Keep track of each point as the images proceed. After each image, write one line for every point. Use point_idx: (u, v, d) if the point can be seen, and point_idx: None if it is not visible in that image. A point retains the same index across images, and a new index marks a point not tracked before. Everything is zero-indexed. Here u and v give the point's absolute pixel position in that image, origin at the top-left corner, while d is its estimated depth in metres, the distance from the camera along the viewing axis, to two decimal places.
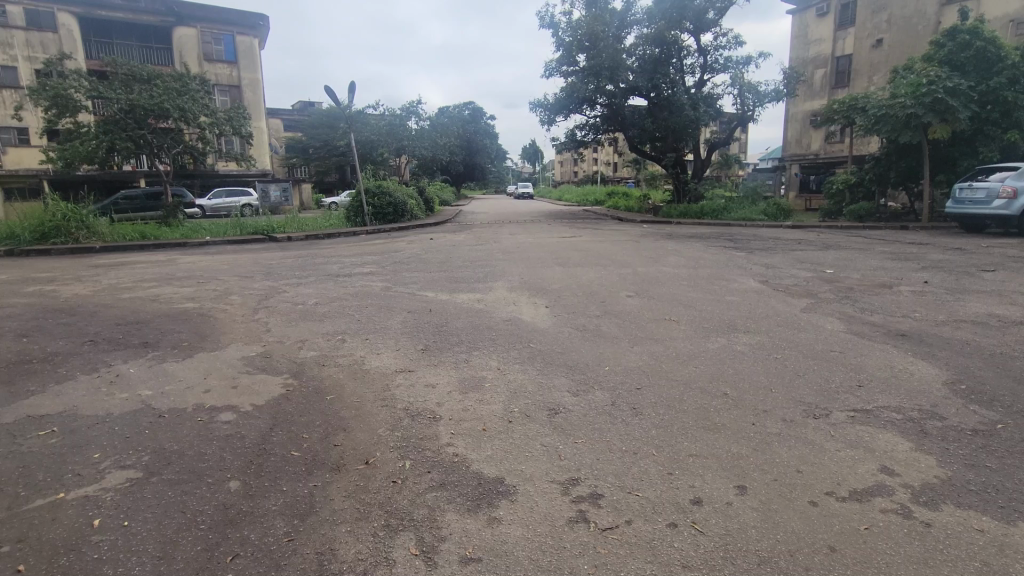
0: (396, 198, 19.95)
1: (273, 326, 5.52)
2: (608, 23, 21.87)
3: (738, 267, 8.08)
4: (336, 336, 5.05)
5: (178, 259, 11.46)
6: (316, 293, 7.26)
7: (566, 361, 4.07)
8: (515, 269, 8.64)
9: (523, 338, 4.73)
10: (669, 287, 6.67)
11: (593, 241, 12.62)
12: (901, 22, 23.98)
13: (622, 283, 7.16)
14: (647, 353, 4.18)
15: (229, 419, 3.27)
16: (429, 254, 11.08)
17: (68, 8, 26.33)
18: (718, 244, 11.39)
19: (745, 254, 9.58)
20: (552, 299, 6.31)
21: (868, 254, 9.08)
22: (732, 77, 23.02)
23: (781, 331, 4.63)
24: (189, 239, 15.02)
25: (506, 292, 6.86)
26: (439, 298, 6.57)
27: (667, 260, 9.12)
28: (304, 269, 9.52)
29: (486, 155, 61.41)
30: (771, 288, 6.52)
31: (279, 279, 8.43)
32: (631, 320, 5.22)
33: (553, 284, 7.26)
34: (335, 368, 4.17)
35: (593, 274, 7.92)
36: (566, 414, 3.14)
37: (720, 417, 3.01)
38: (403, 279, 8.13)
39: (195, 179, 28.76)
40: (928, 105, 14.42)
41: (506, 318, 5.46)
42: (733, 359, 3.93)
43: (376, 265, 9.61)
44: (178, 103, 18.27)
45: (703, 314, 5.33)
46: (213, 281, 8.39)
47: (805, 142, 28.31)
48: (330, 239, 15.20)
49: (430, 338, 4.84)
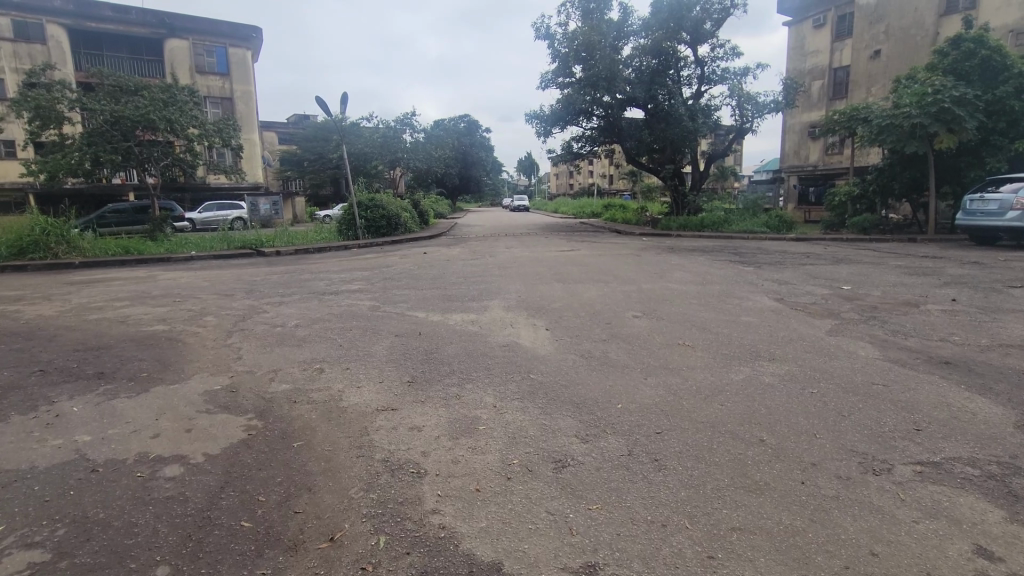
0: (390, 211, 19.51)
1: (245, 353, 4.99)
2: (605, 33, 21.56)
3: (749, 283, 7.62)
4: (313, 365, 4.53)
5: (159, 276, 10.93)
6: (298, 313, 6.74)
7: (571, 397, 3.56)
8: (512, 285, 8.16)
9: (523, 368, 4.22)
10: (678, 306, 6.19)
11: (593, 255, 12.18)
12: (899, 33, 23.79)
13: (628, 301, 6.68)
14: (664, 386, 3.68)
15: (174, 475, 2.74)
16: (422, 269, 10.59)
17: (57, 19, 25.97)
18: (724, 258, 10.93)
19: (754, 269, 9.13)
20: (553, 320, 5.83)
21: (883, 269, 8.64)
22: (730, 88, 22.76)
23: (810, 360, 4.13)
24: (174, 254, 14.50)
25: (503, 311, 6.37)
26: (431, 319, 6.07)
27: (672, 275, 8.65)
28: (289, 286, 9.01)
29: (482, 167, 61.24)
30: (788, 308, 6.04)
31: (261, 298, 7.91)
32: (641, 345, 4.72)
33: (553, 302, 6.78)
34: (308, 405, 3.64)
35: (596, 292, 7.44)
36: (576, 469, 2.63)
37: (761, 474, 2.51)
38: (393, 297, 7.63)
39: (185, 193, 28.29)
40: (934, 114, 14.09)
41: (503, 343, 4.96)
42: (763, 396, 3.43)
43: (366, 282, 9.10)
44: (164, 114, 17.81)
45: (721, 338, 4.83)
46: (190, 300, 7.87)
47: (804, 153, 28.06)
48: (320, 253, 14.71)
49: (419, 367, 4.34)
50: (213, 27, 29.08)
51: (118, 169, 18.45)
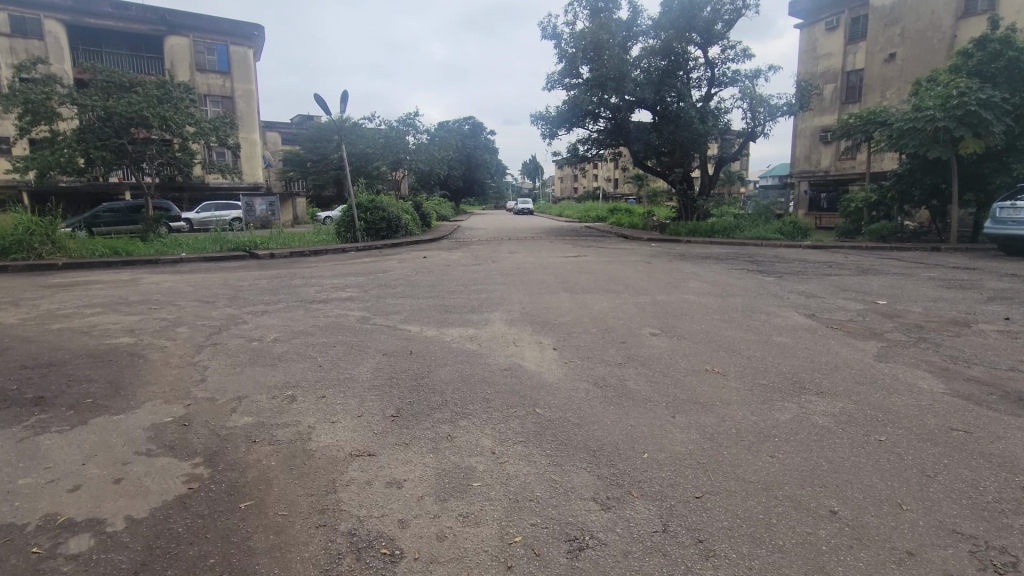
0: (390, 213, 18.91)
1: (210, 374, 4.38)
2: (614, 32, 20.95)
3: (772, 296, 7.02)
4: (285, 391, 3.92)
5: (144, 279, 10.37)
6: (279, 324, 6.13)
7: (586, 442, 2.94)
8: (515, 295, 7.56)
9: (528, 399, 3.60)
10: (699, 323, 5.57)
11: (600, 261, 11.57)
12: (915, 36, 23.15)
13: (643, 315, 6.07)
14: (697, 429, 3.05)
15: (80, 552, 2.14)
16: (421, 275, 10.01)
17: (56, 15, 25.49)
18: (740, 267, 10.32)
19: (775, 280, 8.51)
20: (560, 337, 5.21)
21: (916, 281, 8.00)
22: (742, 90, 22.16)
23: (866, 396, 3.50)
24: (163, 255, 13.94)
25: (505, 326, 5.76)
26: (425, 334, 5.47)
27: (688, 286, 8.03)
28: (277, 293, 8.42)
29: (487, 170, 60.76)
30: (823, 327, 5.41)
31: (243, 306, 7.32)
32: (665, 371, 4.11)
33: (560, 315, 6.19)
34: (268, 447, 3.03)
35: (606, 303, 6.86)
36: (597, 558, 2.01)
37: (845, 572, 1.89)
38: (386, 307, 7.02)
39: (184, 192, 27.83)
40: (959, 118, 13.45)
41: (504, 366, 4.34)
42: (822, 446, 2.81)
43: (359, 289, 8.52)
44: (159, 111, 17.26)
45: (755, 363, 4.21)
46: (168, 308, 7.28)
47: (814, 158, 27.42)
48: (316, 256, 14.15)
49: (407, 396, 3.72)
50: (214, 25, 28.58)
51: (111, 168, 17.92)
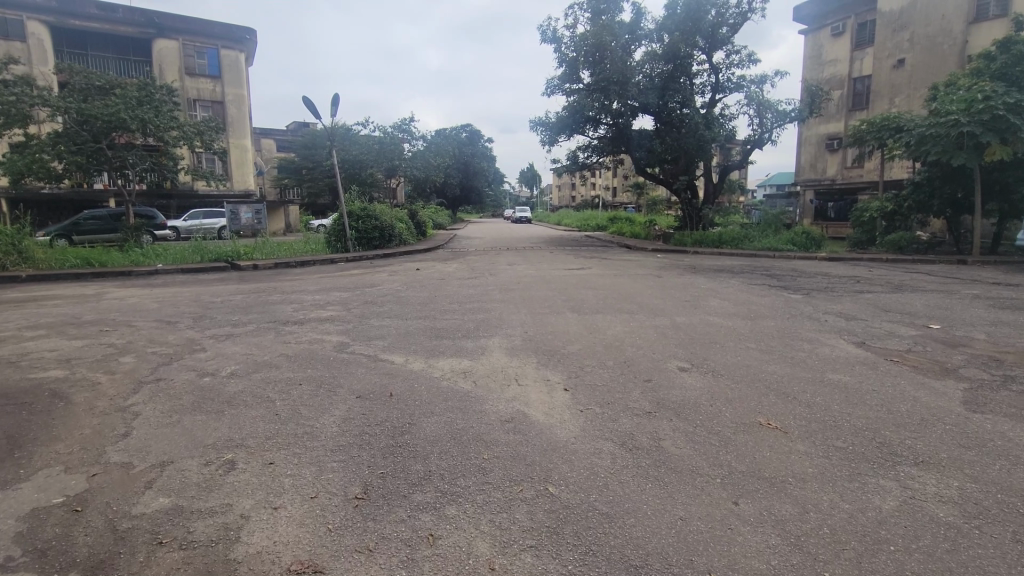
0: (382, 222, 18.08)
1: (138, 426, 3.50)
2: (617, 34, 20.19)
3: (810, 320, 6.19)
4: (223, 454, 3.04)
5: (109, 293, 9.52)
6: (241, 353, 5.26)
7: (624, 552, 2.08)
8: (515, 316, 6.72)
9: (536, 470, 2.75)
10: (733, 354, 4.74)
11: (606, 275, 10.78)
12: (925, 40, 22.50)
13: (667, 343, 5.22)
14: (775, 530, 2.20)
15: None
16: (412, 290, 9.18)
17: (39, 17, 24.71)
18: (759, 282, 9.49)
19: (803, 298, 7.70)
20: (571, 373, 4.35)
21: (963, 301, 7.20)
22: (747, 96, 21.48)
23: (983, 469, 2.64)
24: (137, 266, 13.09)
25: (505, 357, 4.92)
26: (410, 368, 4.62)
27: (709, 304, 7.20)
28: (251, 311, 7.59)
29: (484, 178, 60.05)
30: (880, 359, 4.57)
31: (207, 328, 6.44)
32: (708, 424, 3.26)
33: (569, 343, 5.34)
34: (177, 556, 2.16)
35: (621, 326, 6.02)
36: None
37: None
38: (368, 330, 6.16)
39: (171, 200, 27.02)
40: (985, 123, 12.70)
41: (506, 416, 3.49)
42: (967, 567, 1.95)
43: (343, 307, 7.68)
44: (138, 113, 16.41)
45: (824, 415, 3.34)
46: (122, 330, 6.41)
47: (820, 166, 26.74)
48: (302, 268, 13.30)
49: (382, 464, 2.85)
50: (204, 28, 27.79)
51: (90, 173, 17.10)
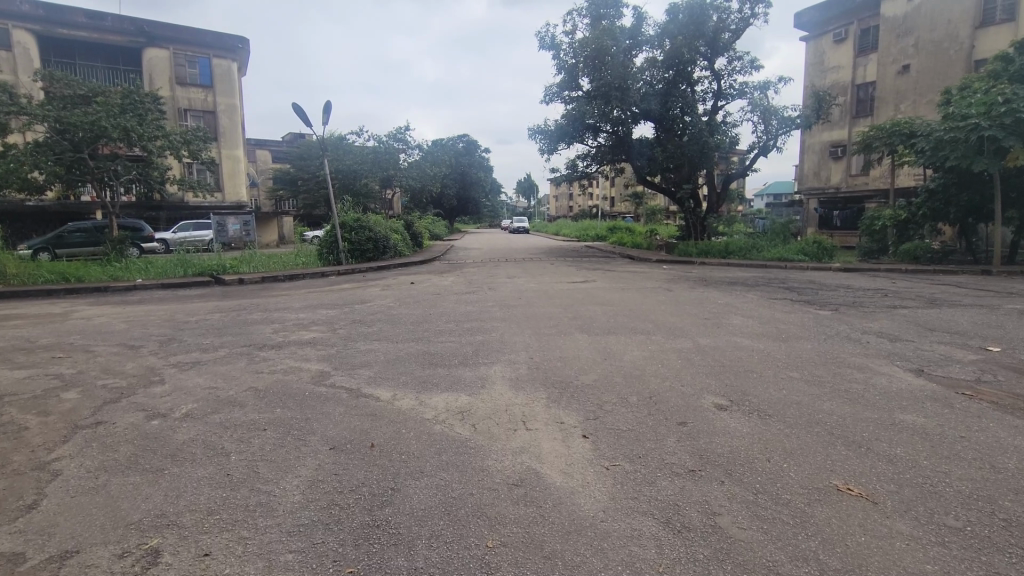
0: (376, 233, 17.41)
1: (52, 493, 2.78)
2: (618, 39, 19.61)
3: (851, 342, 5.51)
4: (146, 540, 2.33)
5: (77, 312, 8.77)
6: (204, 387, 4.54)
7: None
8: (518, 338, 6.01)
9: (558, 568, 2.05)
10: (776, 387, 4.04)
11: (613, 288, 10.11)
12: (931, 45, 22.01)
13: (696, 373, 4.51)
14: None
15: None
16: (405, 307, 8.48)
17: (25, 25, 24.07)
18: (778, 296, 8.84)
19: (832, 315, 7.01)
20: (589, 413, 3.65)
21: (1009, 318, 6.54)
22: (750, 102, 20.96)
23: None
24: (115, 281, 12.37)
25: (510, 391, 4.22)
26: (397, 406, 3.91)
27: (732, 323, 6.52)
28: (225, 333, 6.85)
29: (481, 188, 59.54)
30: (951, 394, 3.87)
31: (174, 355, 5.73)
32: (773, 491, 2.56)
33: (582, 372, 4.63)
34: None
35: (638, 350, 5.33)
36: None
37: None
38: (352, 356, 5.45)
39: (161, 212, 26.36)
40: (1006, 127, 12.13)
41: (513, 479, 2.78)
42: None
43: (328, 328, 6.97)
44: (120, 122, 15.74)
45: (918, 478, 2.63)
46: (76, 357, 5.69)
47: (824, 174, 26.22)
48: (290, 283, 12.61)
49: (352, 558, 2.14)
50: (196, 37, 27.22)
51: (72, 184, 16.44)
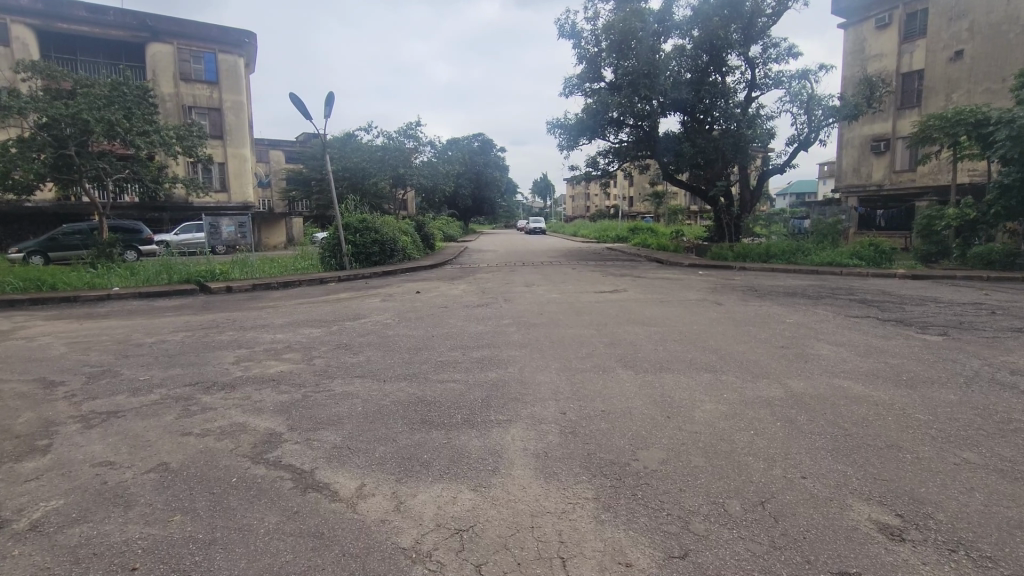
0: (383, 235, 16.00)
1: None
2: (646, 22, 17.98)
3: (1010, 390, 3.95)
4: None
5: (23, 330, 7.49)
6: (90, 466, 3.12)
7: None
8: (543, 378, 4.52)
9: None
10: (963, 489, 2.53)
11: (650, 300, 8.62)
12: (987, 29, 20.24)
13: (822, 449, 3.02)
14: None
15: None
16: (405, 326, 7.06)
17: (24, 19, 23.13)
18: (855, 312, 7.26)
19: (947, 342, 5.44)
20: (673, 544, 2.19)
21: None
22: (788, 92, 19.29)
23: None
24: (92, 289, 11.18)
25: (537, 481, 2.76)
26: (362, 517, 2.47)
27: (821, 355, 4.99)
28: (174, 364, 5.45)
29: (497, 188, 58.06)
30: None
31: (91, 400, 4.34)
32: None
33: (646, 447, 3.12)
34: None
35: (714, 403, 3.81)
36: None
37: None
38: (320, 406, 4.01)
39: (164, 212, 25.51)
40: None
41: None
42: None
43: (302, 357, 5.55)
44: (104, 114, 14.57)
45: None
46: None
47: (865, 170, 24.40)
48: (283, 292, 11.31)
49: None
50: (200, 31, 26.13)
51: (58, 184, 15.40)
